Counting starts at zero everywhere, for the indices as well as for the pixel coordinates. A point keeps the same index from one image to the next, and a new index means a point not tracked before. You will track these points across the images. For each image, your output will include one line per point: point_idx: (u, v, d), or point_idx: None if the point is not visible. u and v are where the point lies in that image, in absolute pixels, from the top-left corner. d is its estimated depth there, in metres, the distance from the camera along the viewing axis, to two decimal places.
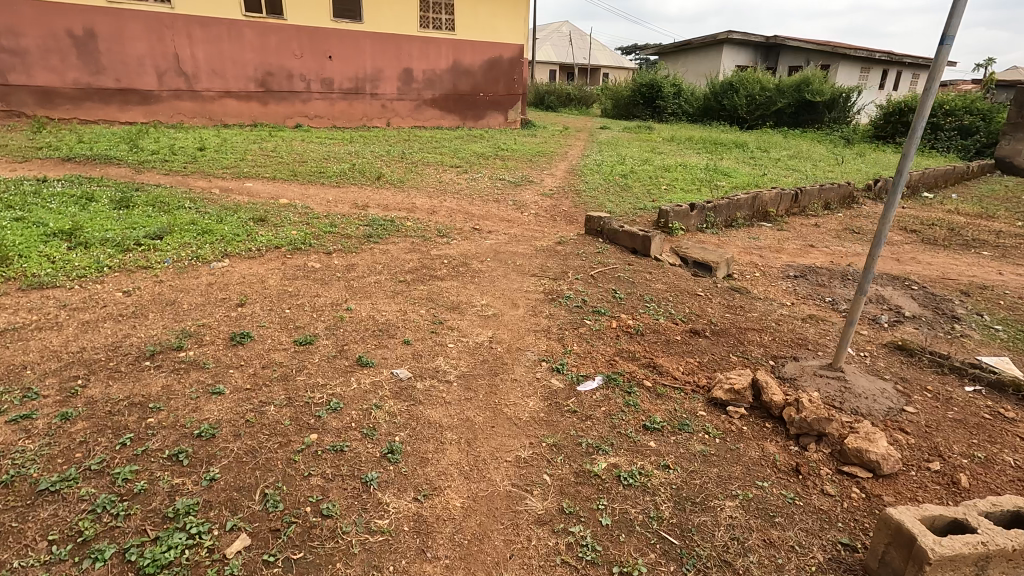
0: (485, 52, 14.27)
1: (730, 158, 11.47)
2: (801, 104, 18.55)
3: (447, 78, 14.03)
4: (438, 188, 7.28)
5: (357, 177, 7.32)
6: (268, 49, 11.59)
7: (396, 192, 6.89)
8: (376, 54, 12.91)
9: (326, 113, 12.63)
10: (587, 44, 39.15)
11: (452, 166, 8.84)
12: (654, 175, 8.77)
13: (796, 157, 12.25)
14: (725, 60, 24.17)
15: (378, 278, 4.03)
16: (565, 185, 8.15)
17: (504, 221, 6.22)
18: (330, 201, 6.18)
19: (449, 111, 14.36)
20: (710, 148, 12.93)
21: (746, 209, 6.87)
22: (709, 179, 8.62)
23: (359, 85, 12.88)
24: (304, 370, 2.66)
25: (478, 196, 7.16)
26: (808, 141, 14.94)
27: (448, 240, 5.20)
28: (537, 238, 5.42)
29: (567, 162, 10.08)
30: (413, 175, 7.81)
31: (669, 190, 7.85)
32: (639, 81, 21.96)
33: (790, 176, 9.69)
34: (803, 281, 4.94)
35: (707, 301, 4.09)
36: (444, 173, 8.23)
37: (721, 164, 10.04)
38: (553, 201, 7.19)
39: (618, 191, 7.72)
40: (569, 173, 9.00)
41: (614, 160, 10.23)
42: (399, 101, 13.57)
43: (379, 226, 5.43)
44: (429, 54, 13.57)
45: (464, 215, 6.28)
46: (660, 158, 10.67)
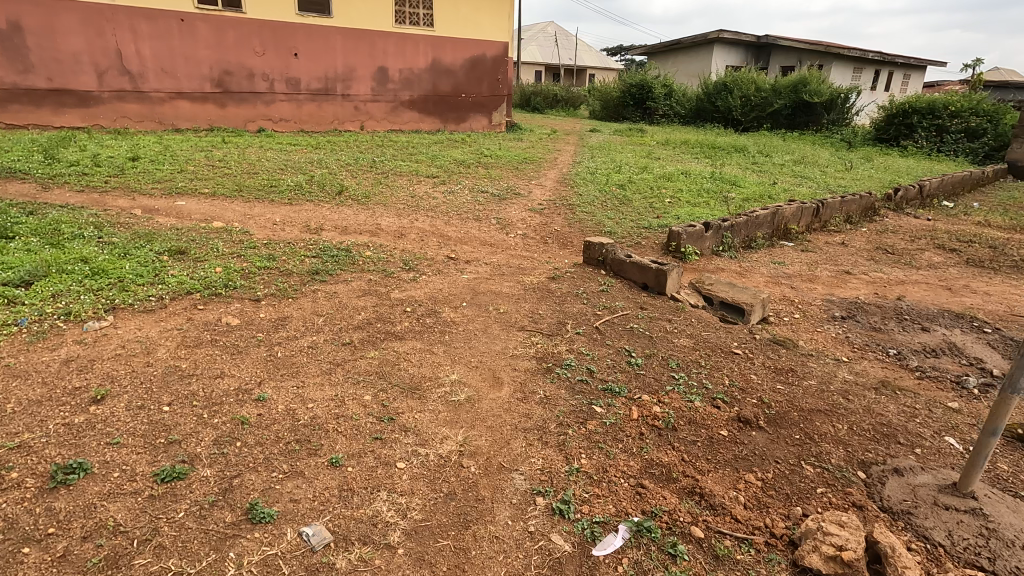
0: (466, 50, 13.28)
1: (732, 164, 10.59)
2: (798, 105, 17.82)
3: (426, 78, 13.02)
4: (411, 204, 6.32)
5: (315, 191, 6.32)
6: (225, 45, 10.48)
7: (360, 209, 5.91)
8: (348, 51, 11.85)
9: (292, 116, 11.56)
10: (574, 44, 38.36)
11: (428, 177, 7.84)
12: (656, 185, 7.85)
13: (801, 163, 11.42)
14: (715, 59, 23.49)
15: (313, 341, 3.01)
16: (555, 198, 7.20)
17: (486, 247, 5.25)
18: (276, 224, 5.16)
19: (429, 113, 13.34)
20: (709, 154, 12.06)
21: (765, 228, 5.99)
22: (716, 190, 7.71)
23: (329, 85, 11.82)
24: (151, 545, 1.64)
25: (456, 212, 6.17)
26: (809, 145, 14.17)
27: (416, 275, 4.21)
28: (526, 271, 4.45)
29: (557, 170, 9.13)
30: (381, 188, 6.81)
31: (675, 204, 6.93)
32: (629, 81, 21.11)
33: (802, 184, 8.84)
34: (853, 324, 4.02)
35: (749, 365, 3.13)
36: (419, 185, 7.26)
37: (725, 172, 9.16)
38: (542, 219, 6.22)
39: (617, 205, 6.79)
40: (559, 184, 8.05)
41: (608, 167, 9.30)
42: (373, 102, 12.52)
43: (331, 256, 4.42)
44: (405, 52, 12.55)
45: (439, 238, 5.31)
46: (658, 165, 9.76)
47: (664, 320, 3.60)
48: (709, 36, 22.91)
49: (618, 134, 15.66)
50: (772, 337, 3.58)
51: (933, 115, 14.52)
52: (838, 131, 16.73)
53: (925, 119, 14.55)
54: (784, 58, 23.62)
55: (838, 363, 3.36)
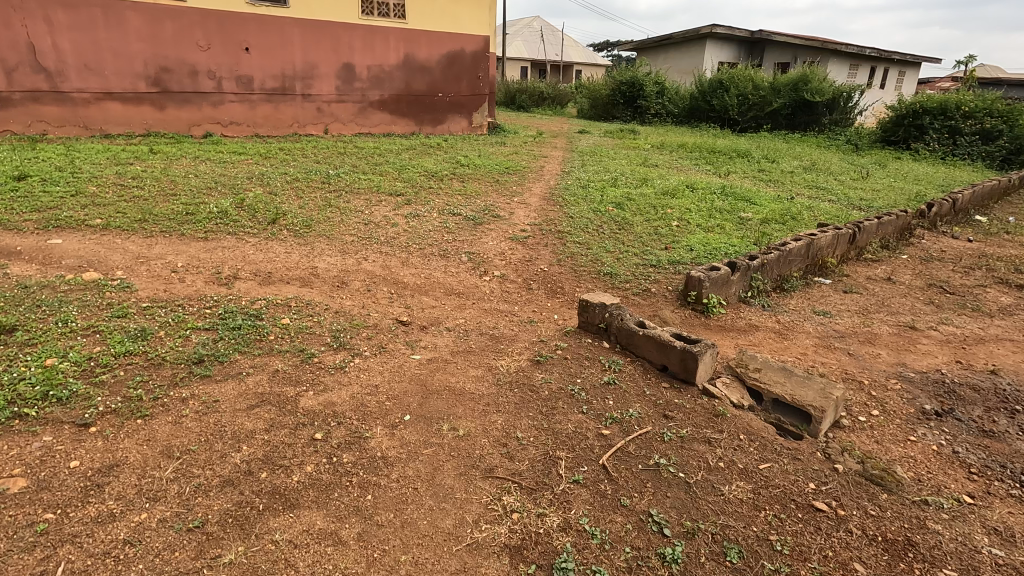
0: (442, 44, 12.06)
1: (738, 174, 9.50)
2: (799, 104, 16.80)
3: (398, 76, 11.79)
4: (363, 234, 5.11)
5: (244, 219, 5.09)
6: (162, 39, 9.15)
7: (296, 245, 4.69)
8: (308, 46, 10.58)
9: (245, 118, 10.24)
10: (560, 40, 37.19)
11: (391, 195, 6.64)
12: (658, 202, 6.72)
13: (812, 171, 10.36)
14: (708, 56, 22.47)
15: (137, 529, 1.80)
16: (542, 221, 6.04)
17: (451, 299, 4.06)
18: (175, 272, 3.95)
19: (402, 115, 12.10)
20: (710, 160, 10.98)
21: (798, 263, 4.90)
22: (728, 209, 6.60)
23: (287, 84, 10.53)
24: None
25: (418, 245, 4.98)
26: (815, 149, 13.17)
27: (348, 357, 3.01)
28: (502, 343, 3.28)
29: (543, 183, 7.95)
30: (329, 213, 5.60)
31: (684, 230, 5.80)
32: (619, 78, 19.99)
33: (821, 199, 7.79)
34: (953, 423, 2.91)
35: (847, 540, 1.99)
36: (377, 207, 6.05)
37: (734, 185, 8.05)
38: (525, 252, 5.05)
39: (616, 232, 5.64)
40: (545, 202, 6.88)
41: (601, 178, 8.16)
42: (338, 103, 11.25)
43: (233, 324, 3.22)
44: (374, 46, 11.32)
45: (392, 287, 4.12)
46: (658, 175, 8.62)
47: (702, 441, 2.44)
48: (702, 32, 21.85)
49: (608, 137, 14.53)
50: (858, 463, 2.45)
51: (945, 116, 13.62)
52: (840, 133, 15.77)
53: (936, 120, 13.64)
54: (779, 54, 22.67)
55: (967, 512, 2.23)
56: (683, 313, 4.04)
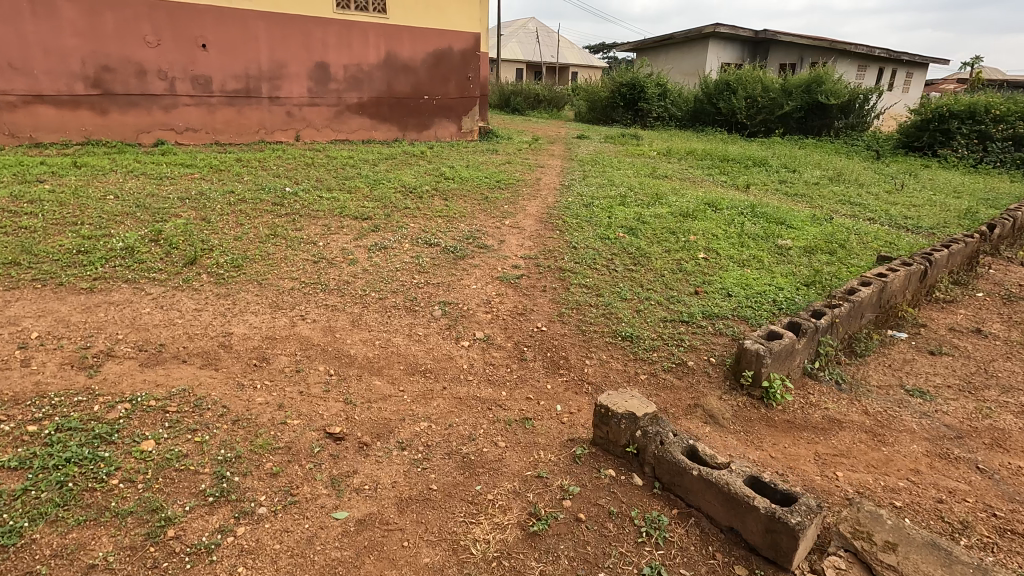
0: (427, 41, 10.99)
1: (759, 189, 8.43)
2: (811, 107, 15.77)
3: (378, 76, 10.70)
4: (308, 277, 3.98)
5: (154, 259, 3.95)
6: (101, 33, 8.02)
7: (213, 296, 3.56)
8: (275, 43, 9.47)
9: (203, 124, 9.10)
10: (557, 41, 36.20)
11: (356, 218, 5.52)
12: (677, 226, 5.61)
13: (839, 183, 9.28)
14: (711, 56, 21.45)
15: None
16: (538, 253, 4.93)
17: (412, 382, 2.93)
18: (24, 348, 2.81)
19: (383, 119, 10.99)
20: (723, 171, 9.90)
21: (870, 314, 3.79)
22: (762, 235, 5.49)
23: (252, 85, 9.40)
24: None
25: (379, 293, 3.85)
26: (834, 156, 12.12)
27: (226, 526, 1.87)
28: (480, 479, 2.15)
29: (539, 201, 6.84)
30: (272, 247, 4.47)
31: (714, 266, 4.69)
32: (619, 79, 18.92)
33: (862, 220, 6.72)
34: None
35: None
36: (336, 237, 4.93)
37: (760, 203, 6.96)
38: (516, 301, 3.93)
39: (631, 270, 4.52)
40: (542, 226, 5.76)
41: (605, 195, 7.06)
42: (311, 106, 10.12)
43: (64, 452, 2.08)
44: (350, 43, 10.22)
45: (331, 365, 2.98)
46: (671, 191, 7.54)
47: None
48: (704, 31, 20.87)
49: (610, 143, 13.44)
50: None
51: (973, 120, 12.60)
52: (857, 138, 14.74)
53: (964, 124, 12.60)
54: (784, 55, 21.70)
55: None
56: (733, 401, 2.91)
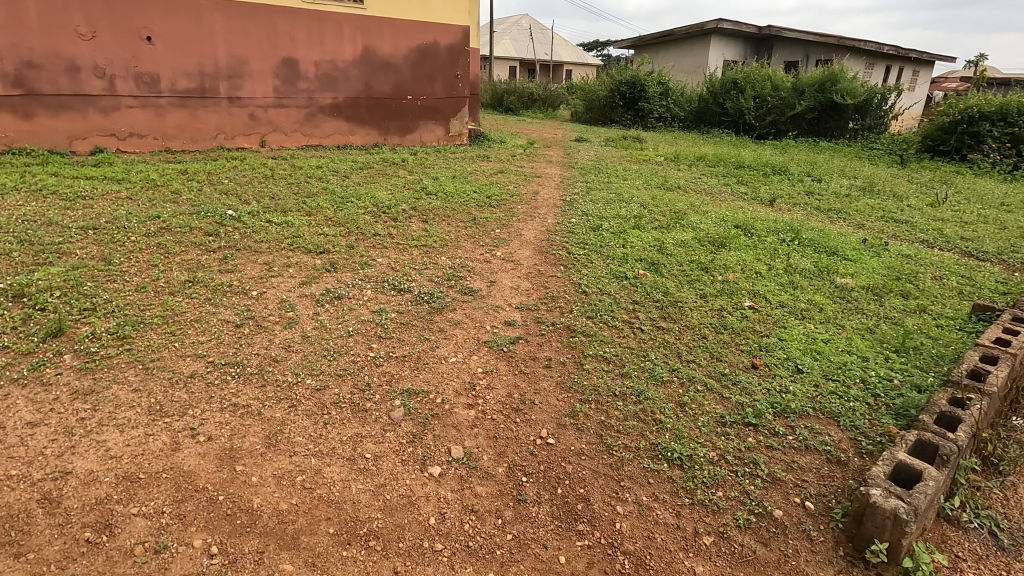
0: (410, 35, 9.89)
1: (787, 204, 7.39)
2: (825, 107, 14.74)
3: (355, 74, 9.58)
4: (218, 353, 2.86)
5: (3, 329, 2.83)
6: (23, 24, 6.85)
7: (65, 395, 2.43)
8: (235, 36, 8.34)
9: (150, 129, 7.94)
10: (551, 39, 35.12)
11: (309, 252, 4.41)
12: (709, 260, 4.54)
13: (873, 195, 8.25)
14: (714, 53, 20.44)
15: None
16: (538, 301, 3.84)
17: (346, 565, 1.83)
18: None
19: (361, 122, 9.85)
20: (741, 182, 8.86)
21: (1003, 404, 2.71)
22: (814, 272, 4.43)
23: (207, 84, 8.24)
24: None
25: (318, 378, 2.74)
26: (856, 162, 11.13)
27: None
28: None
29: (537, 222, 5.75)
30: (183, 302, 3.35)
31: (767, 322, 3.62)
32: (618, 78, 17.84)
33: (920, 246, 5.67)
34: None
35: None
36: (277, 282, 3.81)
37: (798, 223, 5.91)
38: (509, 386, 2.84)
39: (662, 330, 3.44)
40: (541, 259, 4.67)
41: (615, 214, 5.99)
42: (278, 108, 8.98)
43: None
44: (322, 38, 9.11)
45: (215, 533, 1.88)
46: (690, 209, 6.47)
47: None
48: (706, 27, 19.83)
49: (612, 147, 12.37)
50: None
51: (1005, 121, 11.61)
52: (875, 140, 13.77)
53: (995, 127, 11.62)
54: (789, 52, 20.72)
55: None
56: None
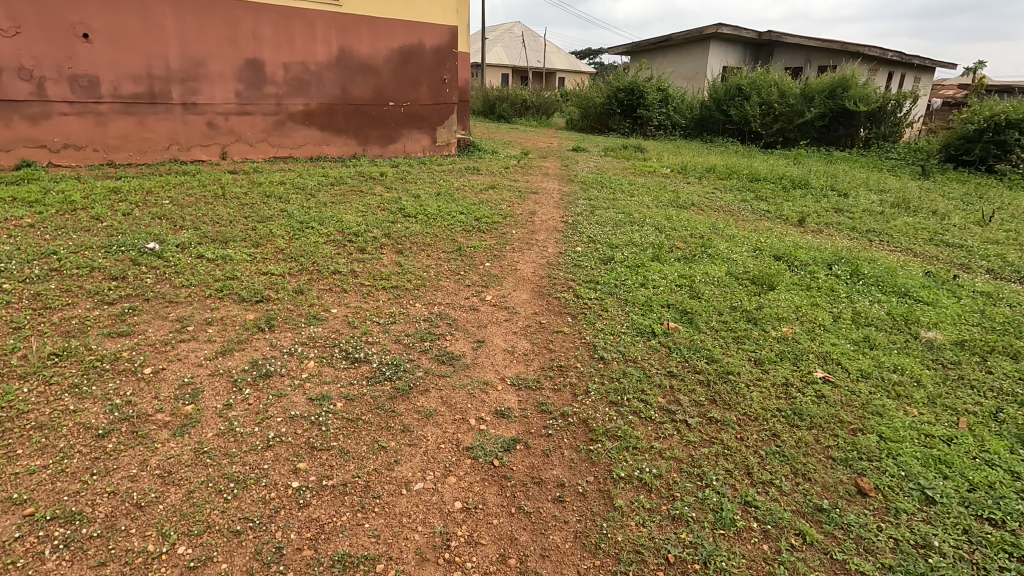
0: (390, 35, 8.95)
1: (818, 225, 6.49)
2: (835, 114, 13.93)
3: (329, 78, 8.61)
4: (47, 497, 1.85)
5: None
6: None
7: None
8: (189, 34, 7.35)
9: (88, 139, 6.91)
10: (544, 46, 34.42)
11: (242, 301, 3.42)
12: (755, 309, 3.58)
13: (909, 213, 7.36)
14: (713, 59, 19.70)
15: None
16: (541, 375, 2.85)
17: None
18: None
19: (337, 131, 8.87)
20: (760, 197, 7.96)
21: None
22: (889, 323, 3.48)
23: (157, 88, 7.23)
24: None
25: (202, 540, 1.75)
26: (878, 174, 10.28)
27: None
28: None
29: (534, 252, 4.78)
30: (31, 394, 2.35)
31: (853, 407, 2.65)
32: (615, 84, 17.01)
33: (994, 280, 4.72)
34: None
35: None
36: (186, 353, 2.80)
37: (843, 251, 4.98)
38: (503, 543, 1.85)
39: (715, 425, 2.47)
40: (543, 306, 3.70)
41: (627, 242, 5.03)
42: (241, 115, 7.98)
43: None
44: (291, 37, 8.14)
45: None
46: (712, 233, 5.53)
47: None
48: (705, 32, 19.07)
49: (613, 158, 11.46)
50: None
51: None
52: (891, 150, 12.95)
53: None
54: (791, 58, 20.01)
55: None
56: None
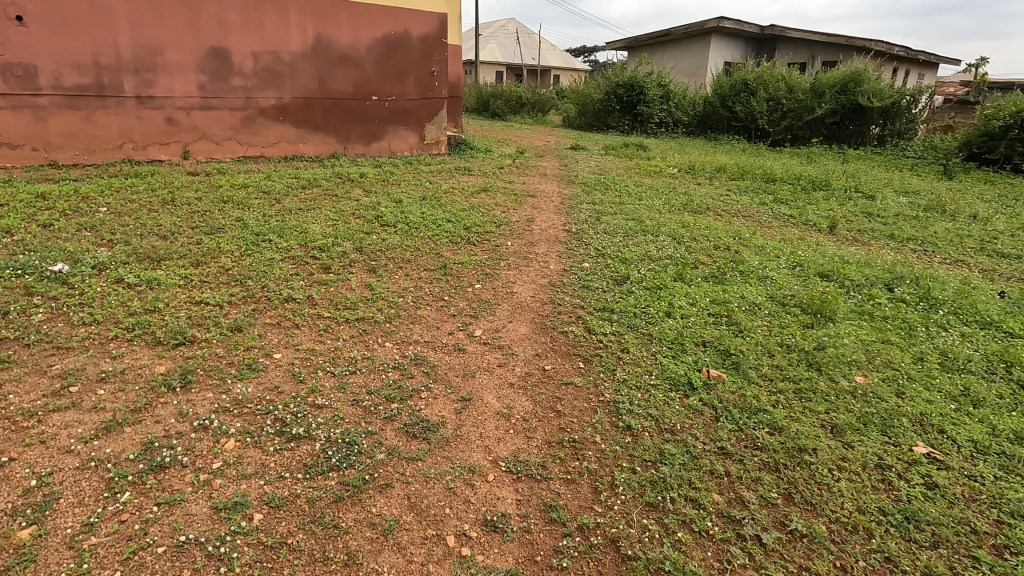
0: (373, 23, 8.15)
1: (851, 233, 5.77)
2: (847, 110, 13.20)
3: (305, 69, 7.80)
4: None
5: None
6: None
7: None
8: (142, 19, 6.54)
9: (27, 137, 6.12)
10: (539, 42, 33.65)
11: (157, 343, 2.65)
12: (815, 350, 2.82)
13: (946, 218, 6.64)
14: (714, 55, 18.99)
15: None
16: (547, 457, 2.08)
17: None
18: None
19: (315, 128, 8.06)
20: (779, 201, 7.24)
21: None
22: (988, 368, 2.72)
23: (106, 80, 6.43)
24: None
25: None
26: (898, 175, 9.57)
27: None
28: None
29: (533, 270, 4.01)
30: None
31: (984, 506, 1.90)
32: (613, 79, 16.28)
33: None
34: None
35: None
36: (55, 429, 2.03)
37: (895, 266, 4.24)
38: None
39: (801, 549, 1.71)
40: (546, 345, 2.94)
41: (642, 257, 4.27)
42: (206, 110, 7.17)
43: None
44: (261, 23, 7.34)
45: None
46: (738, 245, 4.78)
47: None
48: (706, 26, 18.29)
49: (615, 157, 10.69)
50: None
51: None
52: (906, 149, 12.25)
53: None
54: (794, 53, 19.30)
55: None
56: None
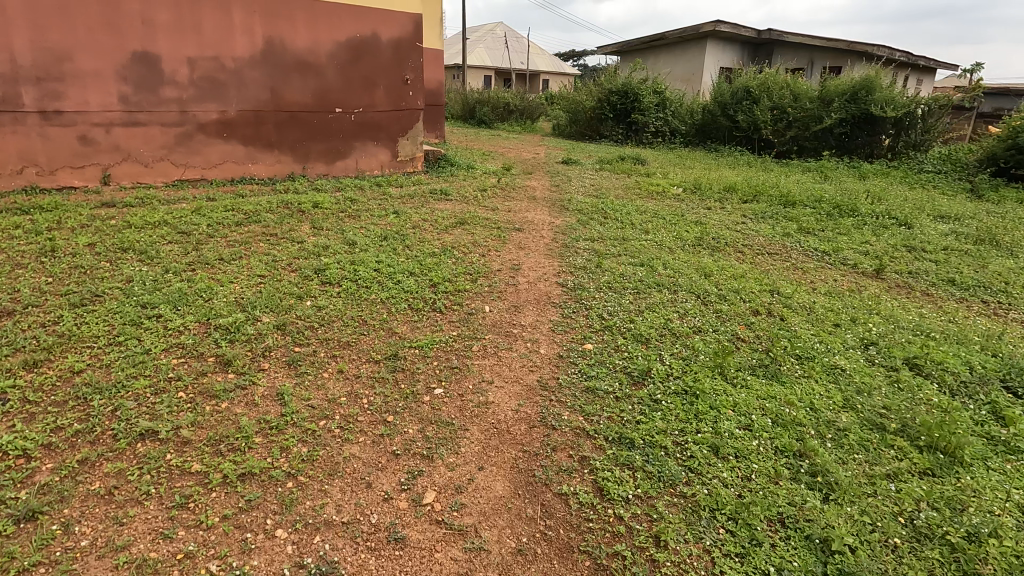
0: (334, 24, 7.04)
1: (900, 279, 4.76)
2: (857, 120, 12.29)
3: (254, 78, 6.68)
4: None
5: None
6: None
7: None
8: (44, 18, 5.44)
9: None
10: (528, 46, 32.70)
11: None
12: (966, 542, 1.77)
13: (1002, 254, 5.67)
14: (709, 61, 18.11)
15: None
16: None
17: None
18: None
19: (267, 145, 6.94)
20: (805, 230, 6.25)
21: None
22: None
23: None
24: None
25: None
26: (923, 194, 8.64)
27: None
28: None
29: (517, 359, 2.94)
30: None
31: None
32: (606, 86, 15.31)
33: None
34: None
35: None
36: None
37: (994, 341, 3.22)
38: None
39: None
40: (537, 528, 1.87)
41: (661, 332, 3.22)
42: (131, 126, 6.03)
43: None
44: (199, 24, 6.22)
45: None
46: (780, 305, 3.75)
47: None
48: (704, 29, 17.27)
49: (611, 174, 9.67)
50: None
51: None
52: (923, 162, 11.35)
53: None
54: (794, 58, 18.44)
55: None
56: None
